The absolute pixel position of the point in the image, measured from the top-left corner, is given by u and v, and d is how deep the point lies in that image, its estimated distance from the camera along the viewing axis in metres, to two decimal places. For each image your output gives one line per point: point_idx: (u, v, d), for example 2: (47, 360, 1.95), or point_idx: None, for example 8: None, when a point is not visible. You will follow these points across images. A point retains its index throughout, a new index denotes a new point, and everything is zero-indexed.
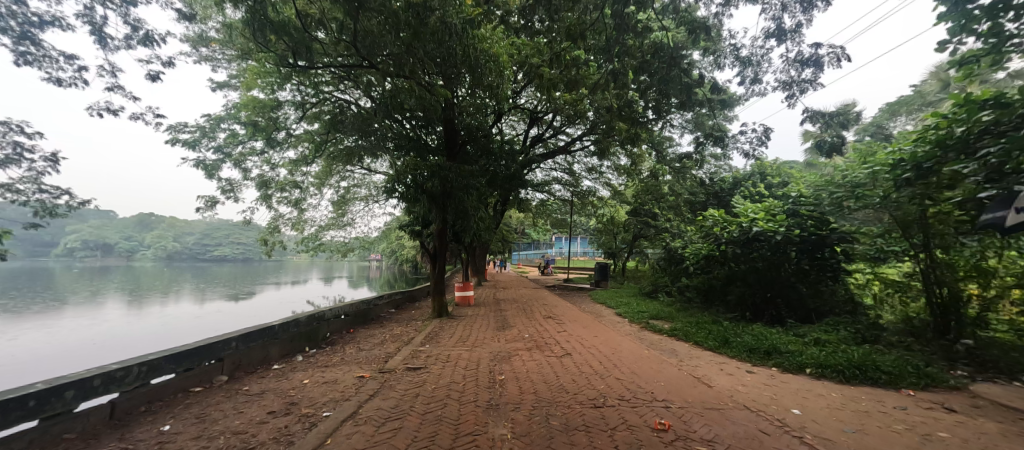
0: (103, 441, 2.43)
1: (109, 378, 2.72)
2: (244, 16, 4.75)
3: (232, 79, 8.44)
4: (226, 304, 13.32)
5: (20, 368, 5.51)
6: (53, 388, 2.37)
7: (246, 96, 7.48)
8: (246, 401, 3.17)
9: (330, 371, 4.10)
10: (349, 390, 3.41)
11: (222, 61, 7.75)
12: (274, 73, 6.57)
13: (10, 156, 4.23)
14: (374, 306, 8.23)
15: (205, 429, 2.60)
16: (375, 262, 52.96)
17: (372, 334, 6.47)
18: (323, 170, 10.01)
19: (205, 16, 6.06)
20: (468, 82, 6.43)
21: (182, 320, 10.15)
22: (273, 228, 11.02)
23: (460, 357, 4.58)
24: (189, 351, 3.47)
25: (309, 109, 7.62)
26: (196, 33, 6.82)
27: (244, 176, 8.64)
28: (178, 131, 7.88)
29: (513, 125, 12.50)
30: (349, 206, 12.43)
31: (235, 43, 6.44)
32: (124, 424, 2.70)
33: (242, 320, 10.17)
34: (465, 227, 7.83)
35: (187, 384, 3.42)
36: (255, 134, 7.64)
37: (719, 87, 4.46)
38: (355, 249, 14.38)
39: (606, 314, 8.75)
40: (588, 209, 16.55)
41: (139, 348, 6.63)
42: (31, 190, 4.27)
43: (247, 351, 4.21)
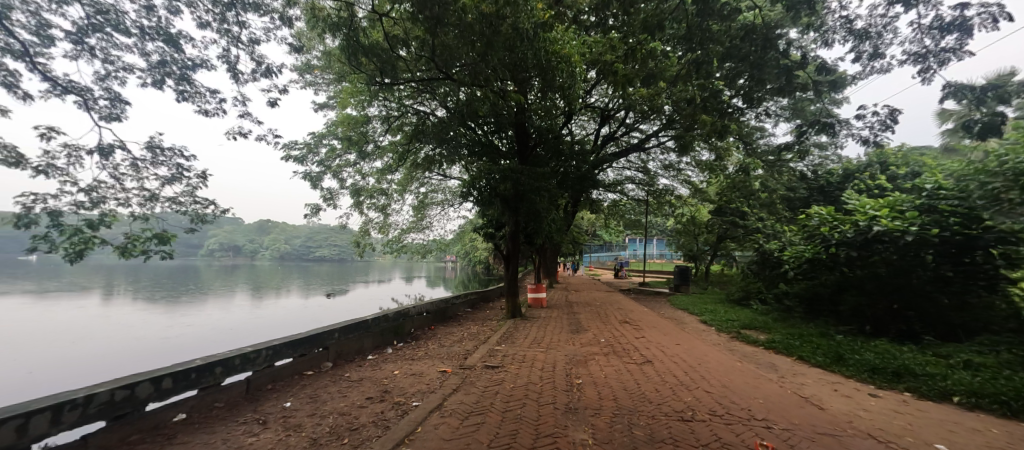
0: (242, 411, 2.90)
1: (246, 358, 3.25)
2: (340, 44, 5.38)
3: (330, 100, 9.54)
4: (326, 300, 15.01)
5: (176, 348, 6.73)
6: (208, 364, 2.90)
7: (342, 114, 8.38)
8: (349, 386, 3.56)
9: (417, 364, 4.42)
10: (433, 383, 3.64)
11: (323, 84, 8.79)
12: (364, 91, 7.27)
13: (174, 175, 5.25)
14: (451, 305, 8.63)
15: (318, 408, 2.96)
16: (450, 263, 55.71)
17: (451, 332, 6.81)
18: (405, 177, 10.81)
19: (310, 46, 6.95)
20: (539, 85, 6.49)
21: (291, 313, 11.61)
22: (364, 231, 12.18)
23: (536, 358, 4.61)
24: (303, 339, 3.98)
25: (393, 121, 8.29)
26: (303, 62, 7.86)
27: (341, 186, 9.68)
28: (291, 148, 9.10)
29: (583, 125, 12.30)
30: (428, 210, 13.24)
31: (333, 67, 7.27)
32: (256, 398, 3.18)
33: (337, 314, 11.31)
34: (538, 229, 7.89)
35: (302, 367, 3.94)
36: (349, 148, 8.55)
37: (827, 67, 3.90)
38: (432, 251, 15.27)
39: (688, 321, 8.13)
40: (665, 209, 15.61)
41: (258, 336, 7.70)
42: (188, 201, 5.26)
43: (346, 341, 4.71)
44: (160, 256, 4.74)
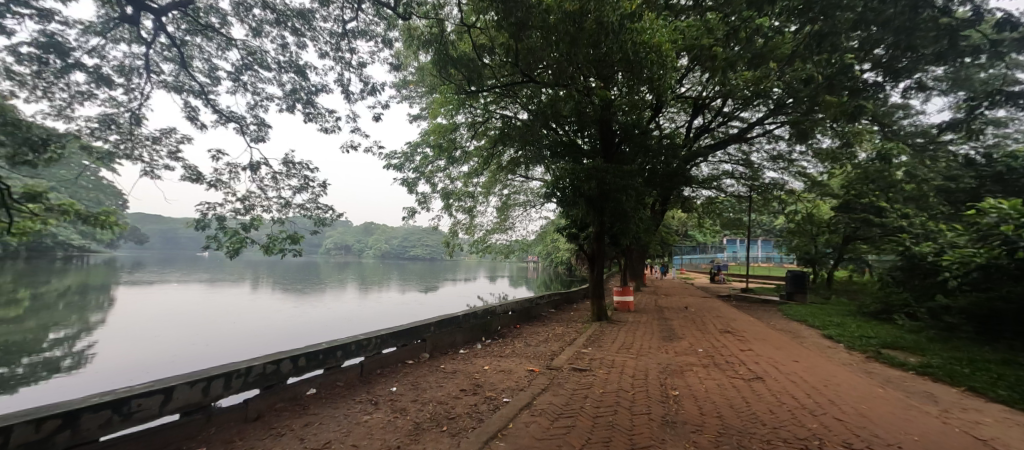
0: (358, 391, 3.29)
1: (360, 345, 3.69)
2: (432, 58, 5.80)
3: (423, 111, 10.32)
4: (420, 296, 16.28)
5: (301, 334, 7.86)
6: (332, 347, 3.35)
7: (433, 123, 9.01)
8: (445, 377, 3.81)
9: (505, 361, 4.54)
10: (522, 381, 3.71)
11: (416, 97, 9.56)
12: (452, 101, 7.72)
13: (302, 185, 6.17)
14: (536, 305, 8.71)
15: (419, 395, 3.22)
16: (532, 263, 56.30)
17: (536, 332, 6.85)
18: (490, 180, 11.21)
19: (406, 63, 7.61)
20: (625, 79, 6.21)
21: (392, 307, 12.81)
22: (453, 232, 12.92)
23: (626, 364, 4.40)
24: (404, 331, 4.37)
25: (478, 127, 8.66)
26: (400, 79, 8.64)
27: (433, 190, 10.41)
28: (390, 158, 10.05)
29: (673, 117, 11.47)
30: (511, 212, 13.55)
31: (425, 80, 7.86)
32: (367, 381, 3.57)
33: (430, 310, 12.17)
34: (625, 230, 7.54)
35: (404, 356, 4.32)
36: (440, 154, 9.15)
37: (1014, 21, 3.05)
38: (515, 252, 15.60)
39: (806, 335, 7.05)
40: (773, 206, 13.79)
41: (364, 327, 8.63)
42: (312, 208, 6.15)
43: (440, 334, 5.03)
44: (291, 253, 5.60)
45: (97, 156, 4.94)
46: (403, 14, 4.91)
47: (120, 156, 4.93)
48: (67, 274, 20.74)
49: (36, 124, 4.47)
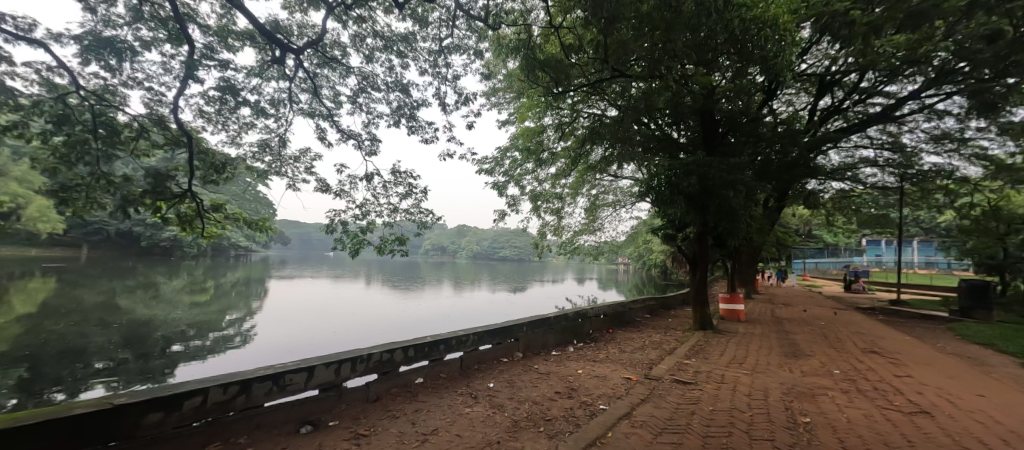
0: (459, 383, 3.49)
1: (460, 340, 3.92)
2: (521, 63, 5.93)
3: (511, 116, 10.62)
4: (510, 296, 16.72)
5: (409, 327, 8.66)
6: (436, 341, 3.61)
7: (521, 127, 9.21)
8: (539, 377, 3.83)
9: (600, 367, 4.39)
10: (619, 389, 3.55)
11: (504, 103, 9.87)
12: (539, 104, 7.80)
13: (407, 192, 6.80)
14: (629, 310, 8.27)
15: (514, 393, 3.28)
16: (623, 265, 53.91)
17: (631, 338, 6.50)
18: (578, 181, 11.03)
19: (495, 71, 7.91)
20: (731, 62, 5.57)
21: (486, 306, 13.36)
22: (541, 234, 13.01)
23: (739, 381, 3.93)
24: (499, 329, 4.51)
25: (565, 128, 8.59)
26: (489, 87, 9.02)
27: (522, 192, 10.61)
28: (482, 163, 10.53)
29: (791, 100, 9.97)
30: (600, 212, 13.14)
31: (514, 86, 8.05)
32: (467, 375, 3.77)
33: (521, 310, 12.40)
34: (733, 230, 6.75)
35: (498, 354, 4.44)
36: (528, 157, 9.28)
37: None
38: (605, 254, 15.08)
39: (996, 363, 5.47)
40: (936, 198, 11.08)
41: (461, 324, 9.14)
42: (415, 213, 6.74)
43: (533, 334, 5.06)
44: (399, 253, 6.20)
45: (256, 174, 6.11)
46: (493, 24, 5.12)
47: (272, 173, 6.02)
48: (236, 269, 26.02)
49: (218, 151, 5.72)
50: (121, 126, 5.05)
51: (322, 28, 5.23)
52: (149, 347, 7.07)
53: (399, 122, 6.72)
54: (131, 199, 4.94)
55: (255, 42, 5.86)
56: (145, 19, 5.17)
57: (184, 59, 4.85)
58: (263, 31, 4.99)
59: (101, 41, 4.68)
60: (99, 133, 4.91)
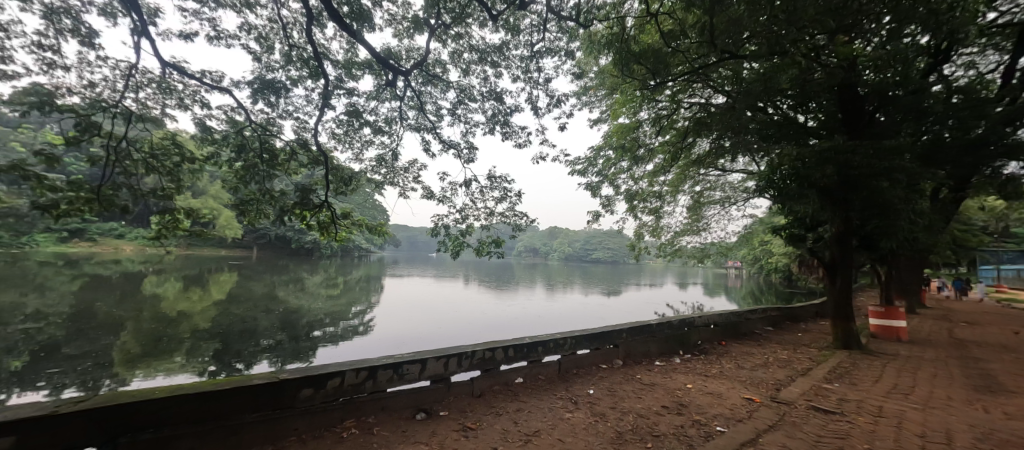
0: (558, 387, 3.44)
1: (558, 343, 3.87)
2: (615, 57, 5.70)
3: (603, 114, 10.28)
4: (606, 300, 16.14)
5: (506, 328, 8.92)
6: (534, 343, 3.63)
7: (615, 124, 8.83)
8: (643, 388, 3.59)
9: (713, 383, 3.94)
10: (739, 410, 3.15)
11: (597, 101, 9.58)
12: (635, 99, 7.39)
13: (503, 196, 7.03)
14: (746, 320, 7.30)
15: (616, 403, 3.14)
16: (733, 269, 48.15)
17: (750, 352, 5.70)
18: (679, 177, 10.16)
19: (587, 69, 7.73)
20: (882, 23, 4.56)
21: (580, 309, 13.09)
22: (638, 235, 12.29)
23: (906, 417, 3.16)
24: (598, 334, 4.33)
25: (665, 121, 7.97)
26: (581, 87, 8.86)
27: (617, 192, 10.16)
28: (575, 164, 10.37)
29: (974, 61, 7.75)
30: (706, 211, 11.90)
31: (606, 83, 7.76)
32: (566, 378, 3.71)
33: (618, 315, 11.86)
34: (889, 228, 5.48)
35: (598, 359, 4.27)
36: (623, 156, 8.84)
37: None
38: (714, 257, 13.62)
39: None
40: None
41: (556, 327, 9.10)
42: (511, 216, 6.94)
43: (635, 342, 4.73)
44: (496, 255, 6.44)
45: (375, 185, 6.95)
46: (585, 22, 5.02)
47: (387, 184, 6.80)
48: (359, 267, 29.97)
49: (346, 167, 6.67)
50: (278, 150, 6.22)
51: (426, 50, 5.75)
52: (297, 332, 8.53)
53: (494, 129, 7.02)
54: (285, 209, 6.04)
55: (372, 70, 6.69)
56: (293, 62, 6.28)
57: (319, 90, 5.75)
58: (379, 59, 5.68)
59: (264, 83, 5.81)
60: (264, 158, 6.12)
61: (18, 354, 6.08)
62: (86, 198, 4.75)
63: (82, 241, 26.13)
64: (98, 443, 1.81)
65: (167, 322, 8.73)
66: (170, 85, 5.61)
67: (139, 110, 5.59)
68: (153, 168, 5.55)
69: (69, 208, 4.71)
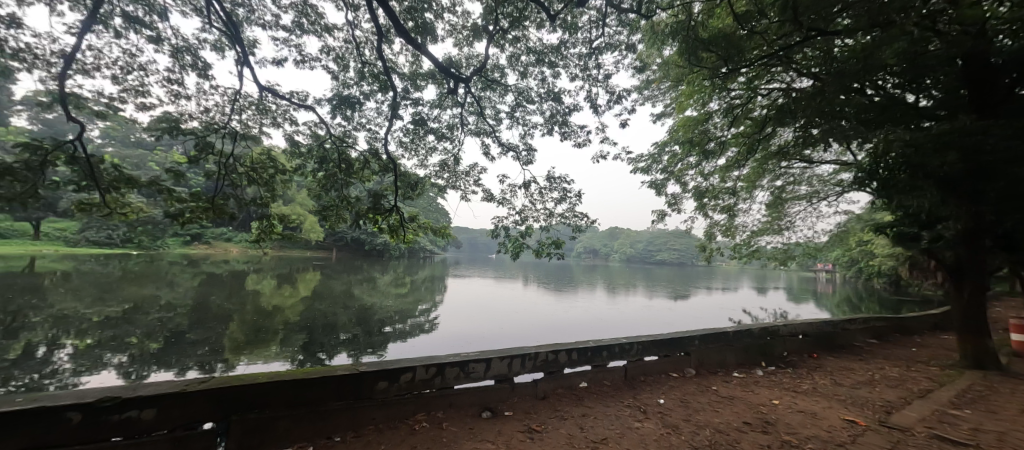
0: (624, 394, 3.30)
1: (623, 348, 3.70)
2: (680, 47, 5.37)
3: (668, 108, 9.74)
4: (673, 304, 15.24)
5: (567, 331, 8.79)
6: (597, 347, 3.51)
7: (681, 118, 8.31)
8: (720, 401, 3.31)
9: (805, 400, 3.51)
10: (839, 434, 2.77)
11: (660, 95, 9.11)
12: (703, 90, 6.90)
13: (563, 197, 6.95)
14: (843, 331, 6.42)
15: (690, 416, 2.92)
16: (823, 273, 42.87)
17: (849, 367, 5.00)
18: (756, 171, 9.28)
19: (650, 62, 7.38)
20: None
21: (645, 313, 12.50)
22: (709, 235, 11.44)
23: None
24: (668, 340, 4.07)
25: (738, 111, 7.33)
26: (643, 81, 8.48)
27: (684, 190, 9.55)
28: (637, 162, 9.94)
29: None
30: (790, 207, 10.73)
31: (671, 75, 7.34)
32: (633, 385, 3.54)
33: (687, 320, 11.14)
34: None
35: (668, 367, 4.01)
36: (691, 150, 8.28)
37: None
38: (800, 259, 12.22)
39: None
40: None
41: (619, 332, 8.77)
42: (571, 216, 6.83)
43: (709, 350, 4.38)
44: (556, 256, 6.38)
45: (438, 189, 7.26)
46: (647, 12, 4.80)
47: (449, 188, 7.07)
48: (424, 268, 31.54)
49: (412, 173, 7.06)
50: (353, 160, 6.75)
51: (485, 57, 5.90)
52: (371, 327, 9.19)
53: (552, 129, 6.97)
54: (360, 213, 6.54)
55: (435, 79, 7.01)
56: (365, 78, 6.81)
57: (389, 102, 6.15)
58: (441, 69, 5.93)
59: (341, 99, 6.35)
60: (341, 167, 6.68)
61: (155, 338, 7.28)
62: (203, 207, 5.55)
63: (200, 244, 30.58)
64: (215, 418, 2.10)
65: (264, 315, 9.89)
66: (265, 106, 6.36)
67: (242, 129, 6.41)
68: (253, 180, 6.33)
69: (190, 216, 5.54)
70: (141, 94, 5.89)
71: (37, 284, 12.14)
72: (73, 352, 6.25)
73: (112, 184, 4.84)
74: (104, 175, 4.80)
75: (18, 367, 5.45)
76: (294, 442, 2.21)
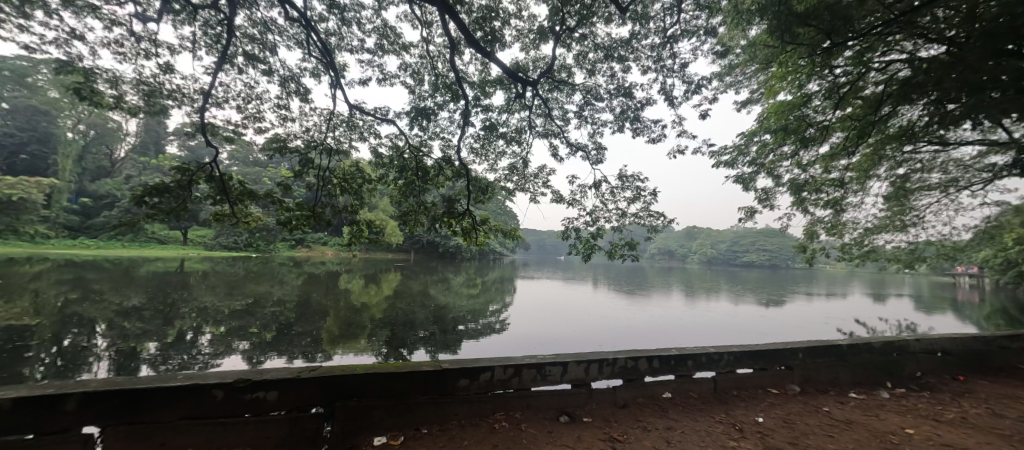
0: (715, 408, 3.01)
1: (712, 358, 3.39)
2: (770, 24, 4.82)
3: (755, 94, 8.81)
4: (765, 310, 13.69)
5: (641, 338, 8.36)
6: (681, 356, 3.27)
7: (773, 103, 7.45)
8: (835, 426, 2.87)
9: (951, 433, 2.89)
10: None
11: (746, 80, 8.27)
12: (799, 70, 6.13)
13: (636, 196, 6.64)
14: (1000, 349, 5.21)
15: (797, 439, 2.58)
16: (965, 277, 35.42)
17: (1013, 396, 4.02)
18: (869, 159, 7.99)
19: (733, 45, 6.74)
20: None
21: (731, 320, 11.42)
22: (810, 234, 10.09)
23: None
24: (764, 352, 3.64)
25: (846, 90, 6.36)
26: (725, 66, 7.79)
27: (777, 183, 8.55)
28: (720, 155, 9.14)
29: None
30: (917, 199, 9.02)
31: (758, 56, 6.64)
32: (724, 399, 3.21)
33: (783, 330, 9.90)
34: None
35: (765, 382, 3.58)
36: (784, 140, 7.39)
37: None
38: (933, 261, 10.22)
39: None
40: None
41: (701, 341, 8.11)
42: (645, 216, 6.50)
43: (818, 366, 3.82)
44: (630, 258, 6.11)
45: (508, 192, 7.39)
46: None
47: (519, 190, 7.17)
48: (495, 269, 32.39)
49: (483, 177, 7.30)
50: (428, 167, 7.16)
51: (553, 58, 5.89)
52: (447, 326, 9.65)
53: (623, 126, 6.73)
54: (436, 217, 6.91)
55: (504, 84, 7.16)
56: (438, 89, 7.21)
57: (460, 110, 6.43)
58: (509, 74, 6.04)
59: (417, 110, 6.79)
60: (418, 174, 7.13)
61: (269, 329, 8.44)
62: (305, 215, 6.31)
63: (302, 247, 34.81)
64: (323, 404, 2.35)
65: (355, 311, 10.93)
66: (354, 122, 7.04)
67: (336, 145, 7.17)
68: (345, 189, 7.04)
69: (294, 223, 6.33)
70: (258, 119, 6.89)
71: (186, 281, 14.79)
72: (211, 338, 7.49)
73: (237, 197, 5.72)
74: (231, 190, 5.69)
75: (174, 348, 6.69)
76: (387, 430, 2.39)
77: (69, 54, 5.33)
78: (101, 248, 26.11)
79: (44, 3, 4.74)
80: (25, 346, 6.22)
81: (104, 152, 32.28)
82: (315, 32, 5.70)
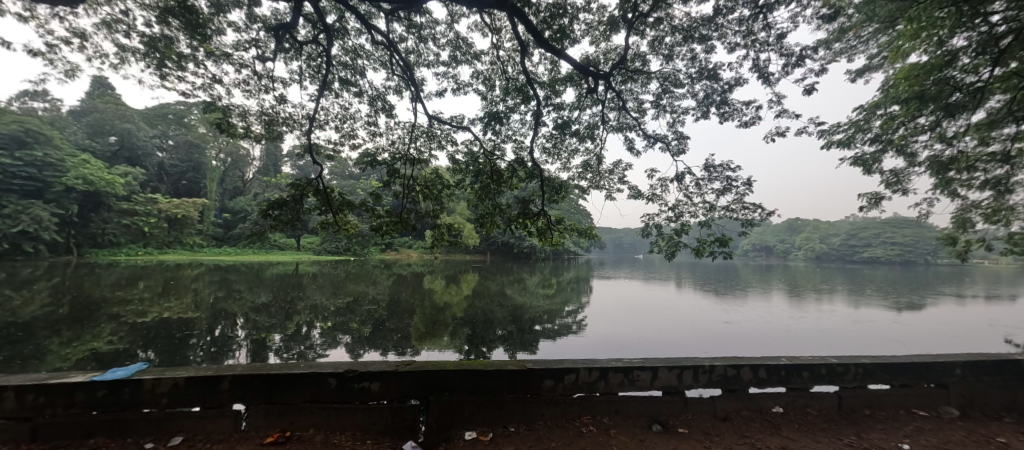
0: (842, 429, 2.58)
1: (834, 370, 2.90)
2: None
3: (878, 59, 7.43)
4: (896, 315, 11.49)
5: (730, 345, 7.54)
6: (795, 367, 2.86)
7: (902, 67, 6.21)
8: None
9: None
10: None
11: (862, 43, 7.02)
12: (936, 26, 5.03)
13: (727, 186, 6.02)
14: None
15: None
16: None
17: None
18: None
19: (844, 4, 5.77)
20: None
21: (845, 325, 9.82)
22: (961, 222, 8.20)
23: None
24: (907, 365, 3.01)
25: (1010, 41, 5.05)
26: (833, 32, 6.72)
27: (912, 162, 7.11)
28: (832, 134, 7.89)
29: None
30: None
31: (877, 15, 5.60)
32: (853, 419, 2.73)
33: (917, 339, 8.25)
34: None
35: (909, 402, 2.97)
36: (918, 111, 6.12)
37: None
38: None
39: None
40: None
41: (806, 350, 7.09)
42: (738, 208, 5.87)
43: (986, 386, 3.05)
44: (721, 255, 5.54)
45: (582, 190, 7.21)
46: None
47: (593, 188, 6.96)
48: None
49: (555, 177, 7.23)
50: (502, 169, 7.27)
51: (625, 48, 5.61)
52: (525, 325, 9.72)
53: (708, 112, 6.15)
54: (512, 219, 7.02)
55: (574, 81, 7.02)
56: (509, 93, 7.31)
57: (532, 112, 6.46)
58: (580, 69, 5.89)
59: (490, 115, 6.96)
60: (493, 178, 7.29)
61: (366, 325, 9.33)
62: (393, 221, 6.86)
63: (391, 250, 38.11)
64: (419, 397, 2.51)
65: (439, 310, 11.59)
66: (433, 132, 7.45)
67: (418, 155, 7.66)
68: (427, 195, 7.49)
69: (384, 229, 6.91)
70: (352, 137, 7.66)
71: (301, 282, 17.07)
72: (321, 332, 8.54)
73: (338, 207, 6.41)
74: (333, 201, 6.40)
75: (293, 340, 7.76)
76: (477, 426, 2.46)
77: (211, 96, 6.44)
78: (238, 255, 31.38)
79: (193, 56, 5.79)
80: (189, 335, 7.70)
81: (238, 175, 38.68)
82: (397, 52, 6.16)
